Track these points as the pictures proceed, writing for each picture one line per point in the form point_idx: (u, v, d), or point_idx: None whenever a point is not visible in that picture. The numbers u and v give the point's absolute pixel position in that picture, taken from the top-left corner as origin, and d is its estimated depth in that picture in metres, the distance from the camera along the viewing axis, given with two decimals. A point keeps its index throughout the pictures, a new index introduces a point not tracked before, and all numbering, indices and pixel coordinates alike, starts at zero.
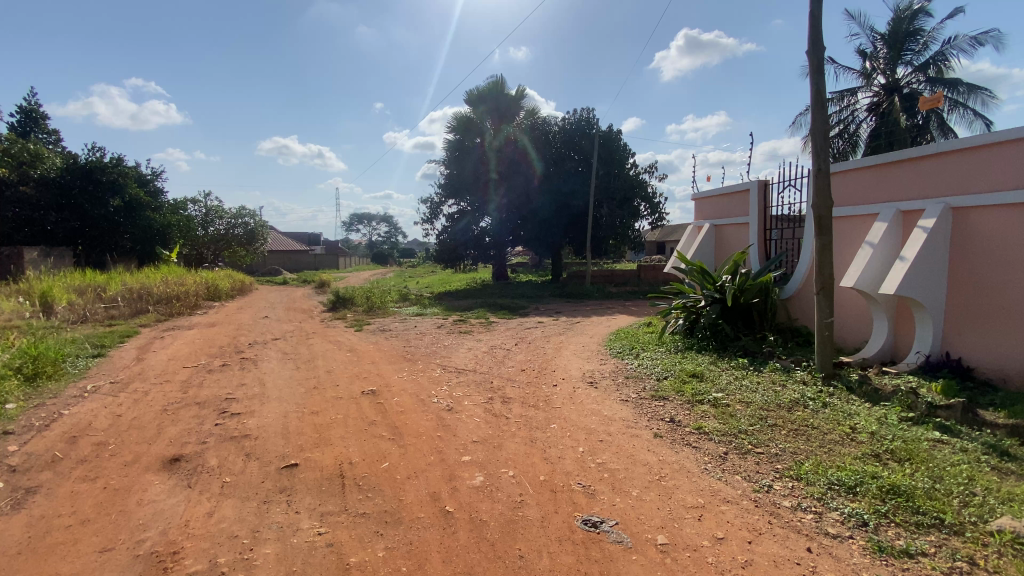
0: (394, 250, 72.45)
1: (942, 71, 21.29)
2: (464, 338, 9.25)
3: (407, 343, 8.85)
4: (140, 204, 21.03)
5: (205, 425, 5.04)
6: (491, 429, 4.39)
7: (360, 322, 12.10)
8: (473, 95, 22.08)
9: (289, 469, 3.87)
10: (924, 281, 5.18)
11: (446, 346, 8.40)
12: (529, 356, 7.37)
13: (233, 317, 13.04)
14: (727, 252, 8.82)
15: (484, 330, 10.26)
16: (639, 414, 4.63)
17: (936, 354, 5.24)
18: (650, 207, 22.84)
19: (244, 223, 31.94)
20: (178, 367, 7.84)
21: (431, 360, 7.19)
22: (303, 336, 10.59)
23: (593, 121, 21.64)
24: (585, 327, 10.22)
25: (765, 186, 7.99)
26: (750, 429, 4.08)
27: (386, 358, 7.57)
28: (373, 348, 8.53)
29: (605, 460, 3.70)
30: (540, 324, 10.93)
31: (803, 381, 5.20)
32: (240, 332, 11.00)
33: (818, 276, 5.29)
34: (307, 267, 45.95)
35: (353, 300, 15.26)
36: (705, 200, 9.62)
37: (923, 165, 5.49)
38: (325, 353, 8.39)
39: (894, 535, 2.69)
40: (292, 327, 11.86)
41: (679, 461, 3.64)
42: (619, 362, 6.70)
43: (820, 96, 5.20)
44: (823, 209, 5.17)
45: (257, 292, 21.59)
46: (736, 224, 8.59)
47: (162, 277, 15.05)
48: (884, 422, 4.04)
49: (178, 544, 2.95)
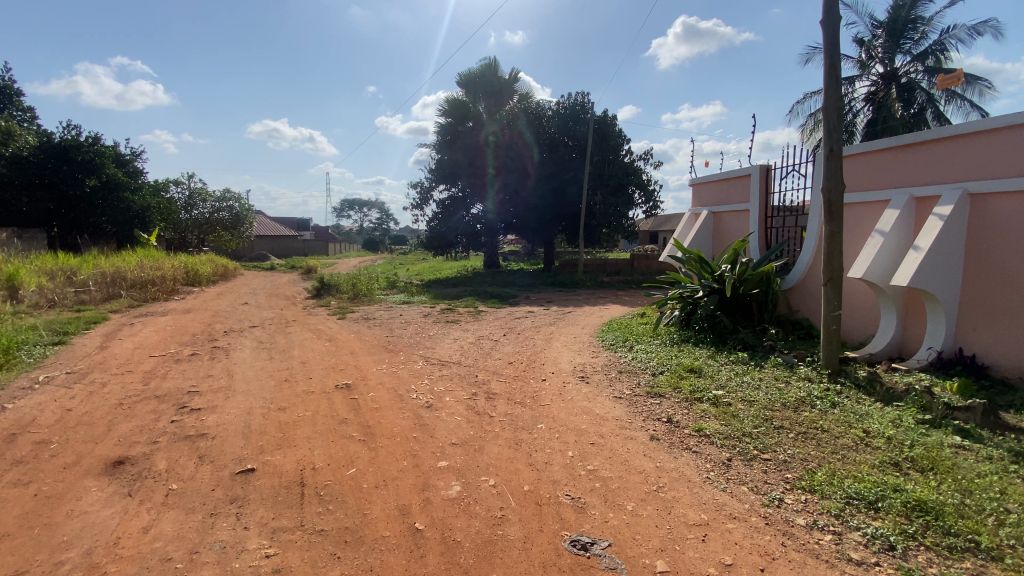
0: (385, 236, 71.47)
1: (942, 61, 20.96)
2: (450, 328, 8.85)
3: (390, 333, 8.42)
4: (120, 184, 20.29)
5: (159, 423, 4.62)
6: (473, 429, 3.98)
7: (343, 310, 11.64)
8: (464, 76, 21.37)
9: (245, 475, 3.48)
10: (938, 271, 4.84)
11: (432, 336, 8.01)
12: (517, 348, 6.97)
13: (210, 303, 12.49)
14: (725, 241, 8.43)
15: (472, 319, 9.86)
16: (633, 413, 4.26)
17: (949, 351, 4.93)
18: (645, 195, 22.44)
19: (230, 206, 31.11)
20: (144, 356, 7.38)
21: (414, 352, 6.77)
22: (283, 324, 10.11)
23: (588, 105, 21.23)
24: (577, 317, 9.87)
25: (767, 171, 7.61)
26: (755, 431, 3.74)
27: (366, 348, 7.13)
28: (353, 338, 8.08)
29: (597, 467, 3.33)
30: (530, 313, 10.55)
31: (808, 378, 4.87)
32: (215, 319, 10.47)
33: (827, 265, 4.94)
34: (296, 253, 45.23)
35: (339, 287, 14.77)
36: (702, 186, 9.18)
37: (938, 148, 5.13)
38: (303, 342, 7.98)
39: (926, 561, 2.35)
40: (272, 314, 11.42)
41: (677, 469, 3.28)
42: (611, 355, 6.34)
43: (835, 70, 4.79)
44: (835, 194, 4.79)
45: (239, 278, 20.95)
46: (736, 212, 8.18)
47: (138, 261, 14.41)
48: (900, 425, 3.71)
49: (102, 569, 2.56)
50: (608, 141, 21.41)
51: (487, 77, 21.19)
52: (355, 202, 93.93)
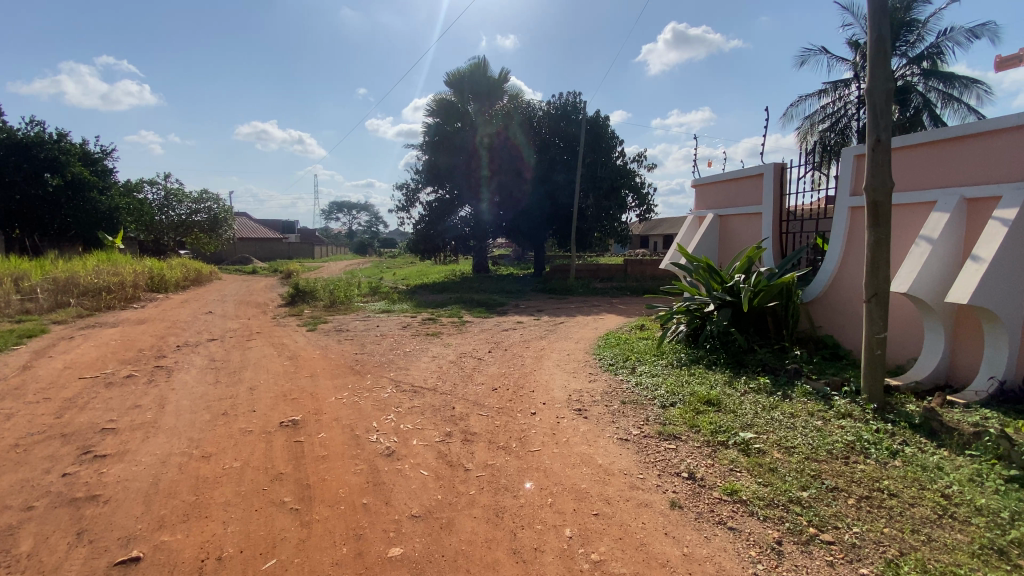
0: (373, 240, 70.25)
1: (938, 63, 20.60)
2: (430, 342, 7.95)
3: (360, 349, 7.47)
4: (86, 183, 19.13)
5: (49, 476, 3.67)
6: (441, 492, 3.09)
7: (315, 321, 10.67)
8: (451, 76, 20.56)
9: (127, 566, 2.57)
10: (1002, 286, 4.09)
11: (408, 353, 7.09)
12: (504, 368, 6.09)
13: (171, 312, 11.43)
14: (733, 247, 7.63)
15: (455, 332, 8.95)
16: (644, 464, 3.42)
17: (1013, 380, 4.17)
18: (638, 199, 21.69)
19: (207, 207, 29.87)
20: (72, 379, 6.37)
21: (383, 374, 5.85)
22: (245, 337, 9.13)
23: (580, 106, 20.48)
24: (570, 329, 9.02)
25: (781, 170, 6.83)
26: (805, 496, 2.91)
27: (329, 369, 6.19)
28: (318, 355, 7.14)
29: (603, 556, 2.47)
30: (519, 324, 9.68)
31: (850, 414, 4.06)
32: (171, 331, 9.44)
33: (871, 278, 4.14)
34: (280, 256, 43.93)
35: (315, 295, 13.77)
36: (706, 187, 8.35)
37: (997, 140, 4.37)
38: (260, 361, 7.01)
39: None
40: (238, 325, 10.43)
41: (712, 559, 2.44)
42: (611, 379, 5.48)
43: (882, 45, 4.00)
44: (881, 193, 4.01)
45: (214, 284, 19.86)
46: (745, 215, 7.37)
47: (97, 265, 13.36)
48: (986, 487, 2.91)
49: None
50: (600, 143, 20.73)
51: (475, 76, 20.31)
52: (343, 205, 92.77)
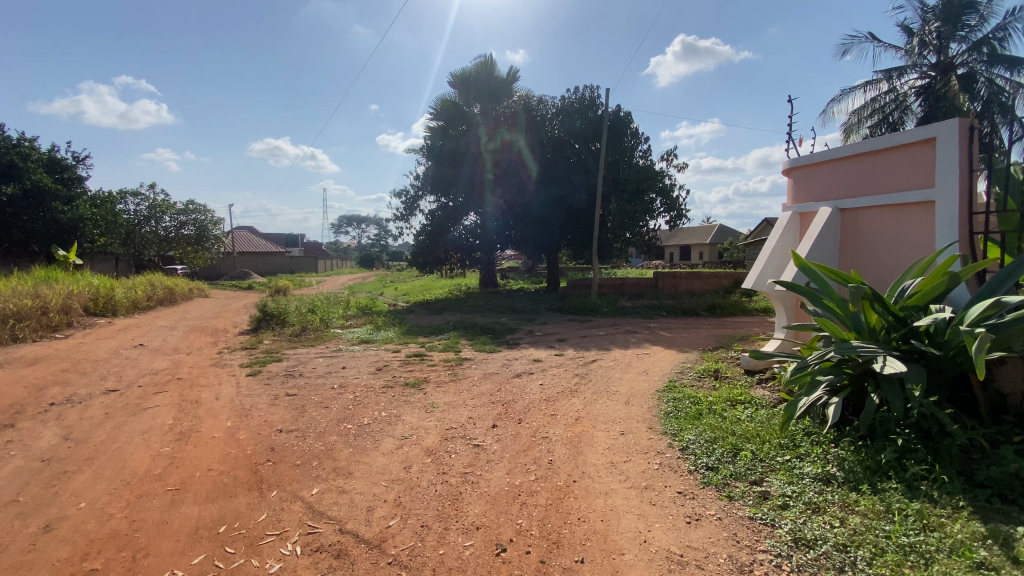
0: (381, 254, 68.13)
1: (998, 49, 17.97)
2: (405, 402, 5.29)
3: (296, 416, 4.84)
4: (48, 192, 16.92)
5: None
6: None
7: (268, 358, 8.07)
8: (456, 77, 18.30)
9: None
10: None
11: (364, 428, 4.41)
12: (518, 474, 3.41)
13: (91, 346, 8.91)
14: (872, 254, 4.88)
15: (445, 380, 6.28)
16: None
17: None
18: (667, 204, 18.89)
19: (194, 219, 27.78)
20: None
21: (300, 492, 3.20)
22: (157, 387, 6.54)
23: (598, 100, 18.01)
24: (611, 375, 6.29)
25: (969, 130, 4.18)
26: None
27: (215, 474, 3.55)
28: (222, 432, 4.50)
29: None
30: (537, 366, 6.98)
31: None
32: (61, 378, 6.87)
33: None
34: (281, 271, 41.85)
35: (284, 319, 11.22)
36: (807, 169, 5.65)
37: None
38: (130, 443, 4.39)
39: None
40: (165, 365, 7.88)
41: None
42: (730, 514, 2.82)
43: None
44: None
45: (187, 303, 17.43)
46: (890, 206, 4.71)
47: (21, 284, 10.96)
48: None
49: None
50: (622, 142, 18.14)
51: (483, 76, 18.12)
52: (352, 219, 91.66)
